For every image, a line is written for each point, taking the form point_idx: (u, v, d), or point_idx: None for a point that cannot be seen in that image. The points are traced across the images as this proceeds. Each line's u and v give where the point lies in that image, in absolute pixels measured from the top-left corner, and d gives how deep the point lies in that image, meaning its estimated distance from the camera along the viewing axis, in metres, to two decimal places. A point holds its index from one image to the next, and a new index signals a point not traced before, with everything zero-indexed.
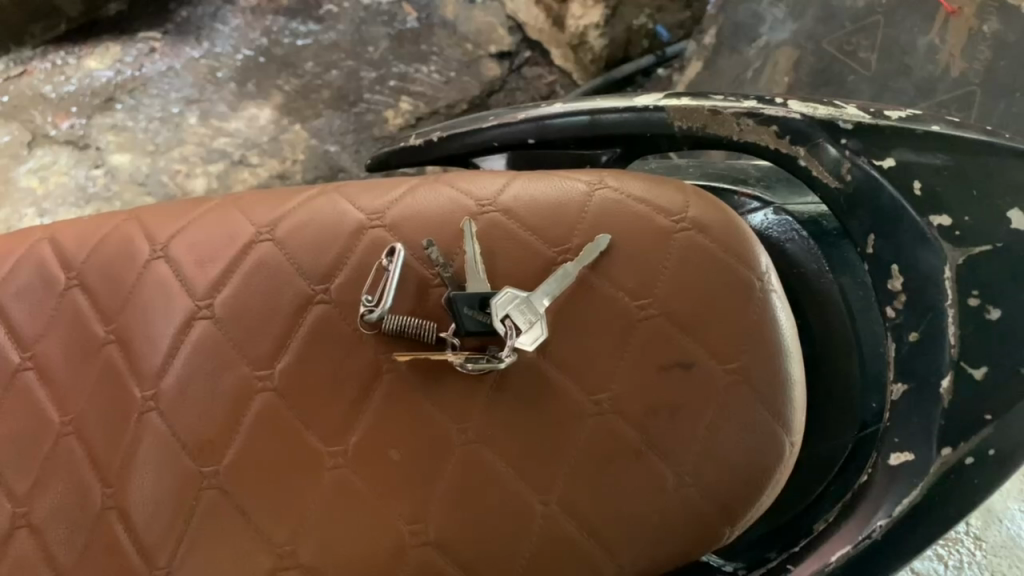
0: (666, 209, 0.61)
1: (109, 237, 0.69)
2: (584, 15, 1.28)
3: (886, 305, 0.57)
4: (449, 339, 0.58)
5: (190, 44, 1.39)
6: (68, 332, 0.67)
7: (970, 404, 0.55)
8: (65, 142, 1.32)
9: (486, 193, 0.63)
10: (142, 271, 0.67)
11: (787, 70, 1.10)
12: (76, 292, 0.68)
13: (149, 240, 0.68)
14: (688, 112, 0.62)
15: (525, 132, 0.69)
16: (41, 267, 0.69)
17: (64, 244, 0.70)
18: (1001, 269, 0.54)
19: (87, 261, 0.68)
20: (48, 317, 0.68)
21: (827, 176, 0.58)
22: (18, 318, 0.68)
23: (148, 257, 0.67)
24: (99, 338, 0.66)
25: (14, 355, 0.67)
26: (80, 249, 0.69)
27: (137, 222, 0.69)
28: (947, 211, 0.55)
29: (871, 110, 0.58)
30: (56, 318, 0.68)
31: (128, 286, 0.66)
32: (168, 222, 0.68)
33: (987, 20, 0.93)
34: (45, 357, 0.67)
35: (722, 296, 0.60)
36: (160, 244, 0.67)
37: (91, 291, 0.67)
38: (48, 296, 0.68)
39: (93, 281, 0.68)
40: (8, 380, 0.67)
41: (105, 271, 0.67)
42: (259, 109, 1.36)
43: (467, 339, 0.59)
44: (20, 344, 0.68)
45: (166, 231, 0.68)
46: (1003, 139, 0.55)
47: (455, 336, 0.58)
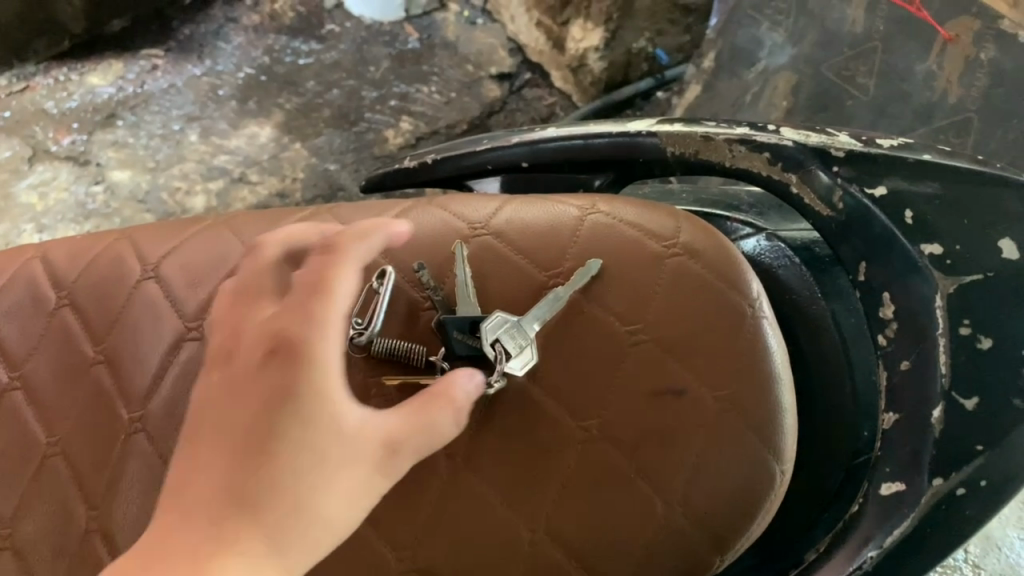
0: (658, 233, 0.62)
1: (101, 256, 0.69)
2: (584, 38, 1.30)
3: (877, 332, 0.58)
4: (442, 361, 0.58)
5: (192, 62, 1.45)
6: (56, 351, 0.67)
7: (962, 435, 0.55)
8: (65, 158, 1.37)
9: (479, 216, 0.64)
10: (132, 291, 0.67)
11: (784, 95, 1.13)
12: (66, 311, 0.67)
13: (140, 260, 0.68)
14: (680, 138, 0.62)
15: (519, 155, 0.69)
16: (33, 285, 0.69)
17: (56, 263, 0.70)
18: (993, 299, 0.53)
19: (77, 280, 0.68)
20: (37, 335, 0.67)
21: (819, 204, 0.58)
22: (11, 342, 0.67)
23: (139, 277, 0.67)
24: (88, 358, 0.66)
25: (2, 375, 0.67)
26: (72, 267, 0.69)
27: (129, 241, 0.69)
28: (938, 240, 0.54)
29: (863, 137, 0.57)
30: (45, 337, 0.67)
31: (118, 306, 0.66)
32: (160, 241, 0.68)
33: (984, 47, 0.90)
34: (33, 377, 0.66)
35: (713, 321, 0.60)
36: (150, 263, 0.67)
37: (81, 311, 0.67)
38: (38, 315, 0.68)
39: (84, 299, 0.67)
40: None
41: (96, 291, 0.67)
42: (260, 127, 1.41)
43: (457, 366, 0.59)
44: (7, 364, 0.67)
45: (158, 251, 0.68)
46: (992, 168, 0.53)
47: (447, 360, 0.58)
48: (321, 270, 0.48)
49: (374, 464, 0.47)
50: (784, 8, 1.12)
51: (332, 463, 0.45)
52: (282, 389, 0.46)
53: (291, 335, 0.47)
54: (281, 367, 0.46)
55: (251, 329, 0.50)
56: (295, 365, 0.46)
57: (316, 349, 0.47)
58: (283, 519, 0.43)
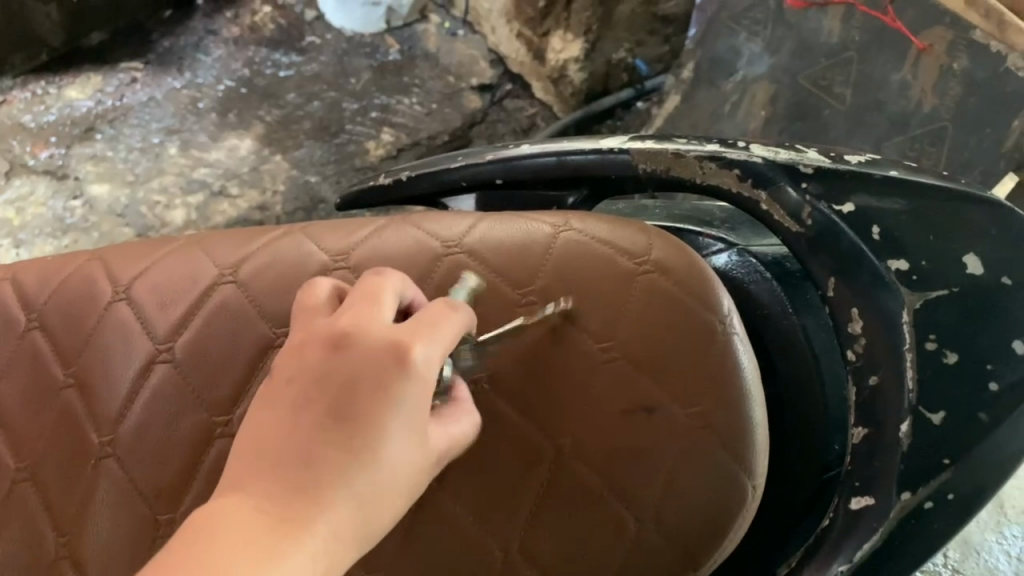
0: (630, 251, 0.63)
1: (70, 278, 0.68)
2: (564, 49, 1.31)
3: (846, 348, 0.57)
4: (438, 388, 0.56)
5: (172, 75, 1.49)
6: (25, 374, 0.66)
7: (931, 449, 0.55)
8: (43, 172, 1.39)
9: (452, 234, 0.64)
10: (103, 312, 0.66)
11: (764, 105, 1.14)
12: (36, 334, 0.66)
13: (111, 281, 0.67)
14: (652, 155, 0.63)
15: (493, 172, 0.69)
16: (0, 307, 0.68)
17: (25, 284, 0.69)
18: (956, 313, 0.54)
19: (49, 301, 0.67)
20: (5, 358, 0.66)
21: (788, 220, 0.58)
22: None
23: (110, 298, 0.67)
24: (58, 380, 0.65)
25: None
26: (42, 288, 0.68)
27: (101, 263, 0.69)
28: (904, 256, 0.55)
29: (831, 154, 0.58)
30: (13, 359, 0.66)
31: (89, 328, 0.66)
32: (131, 262, 0.68)
33: (958, 58, 0.93)
34: (1, 400, 0.65)
35: (683, 337, 0.60)
36: (122, 285, 0.67)
37: (51, 333, 0.66)
38: (7, 337, 0.67)
39: (55, 323, 0.66)
40: None
41: (67, 313, 0.67)
42: (240, 139, 1.43)
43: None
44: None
45: (130, 272, 0.68)
46: (958, 183, 0.54)
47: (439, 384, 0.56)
48: (436, 315, 0.48)
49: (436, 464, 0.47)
50: (761, 19, 1.13)
51: (411, 465, 0.45)
52: (379, 400, 0.44)
53: (399, 338, 0.45)
54: (384, 370, 0.44)
55: (352, 313, 0.48)
56: (395, 371, 0.44)
57: (423, 364, 0.45)
58: (353, 512, 0.43)
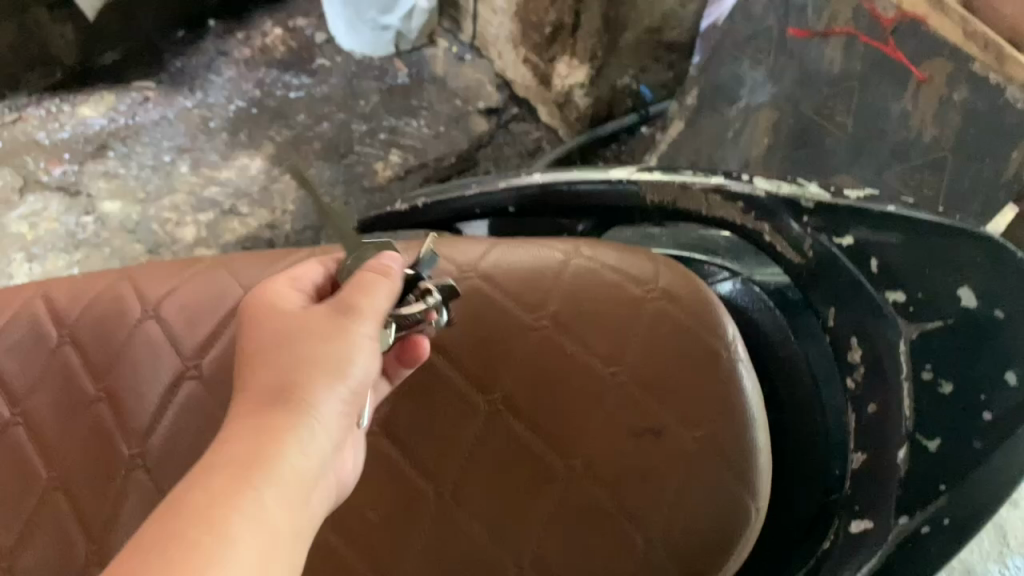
0: (638, 278, 0.65)
1: (101, 295, 0.69)
2: (570, 75, 1.34)
3: (847, 375, 0.60)
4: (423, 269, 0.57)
5: (184, 94, 1.53)
6: (57, 387, 0.66)
7: (926, 476, 0.58)
8: (56, 188, 1.41)
9: (468, 258, 0.65)
10: (132, 329, 0.67)
11: (766, 133, 1.18)
12: (69, 349, 0.67)
13: (140, 299, 0.69)
14: (659, 187, 0.65)
15: (505, 200, 0.72)
16: (34, 323, 0.68)
17: (57, 300, 0.69)
18: (951, 342, 0.56)
19: (80, 318, 0.68)
20: (38, 371, 0.67)
21: (790, 252, 0.60)
22: (9, 374, 0.67)
23: (139, 317, 0.68)
24: (89, 395, 0.66)
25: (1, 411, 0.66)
26: (73, 304, 0.69)
27: (129, 281, 0.70)
28: (902, 289, 0.56)
29: (832, 188, 0.59)
30: (46, 373, 0.67)
31: (118, 343, 0.67)
32: (160, 281, 0.69)
33: (957, 88, 0.94)
34: (35, 413, 0.66)
35: (689, 361, 0.62)
36: (150, 304, 0.68)
37: (83, 348, 0.67)
38: (39, 352, 0.67)
39: (88, 338, 0.67)
40: None
41: (98, 328, 0.67)
42: (250, 159, 1.46)
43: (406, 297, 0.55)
44: (5, 403, 0.66)
45: (158, 291, 0.69)
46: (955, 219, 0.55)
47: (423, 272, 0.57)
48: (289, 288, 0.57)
49: (371, 337, 0.50)
50: (765, 48, 1.15)
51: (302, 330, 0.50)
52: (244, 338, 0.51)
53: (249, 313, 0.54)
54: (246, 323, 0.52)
55: None
56: (255, 313, 0.52)
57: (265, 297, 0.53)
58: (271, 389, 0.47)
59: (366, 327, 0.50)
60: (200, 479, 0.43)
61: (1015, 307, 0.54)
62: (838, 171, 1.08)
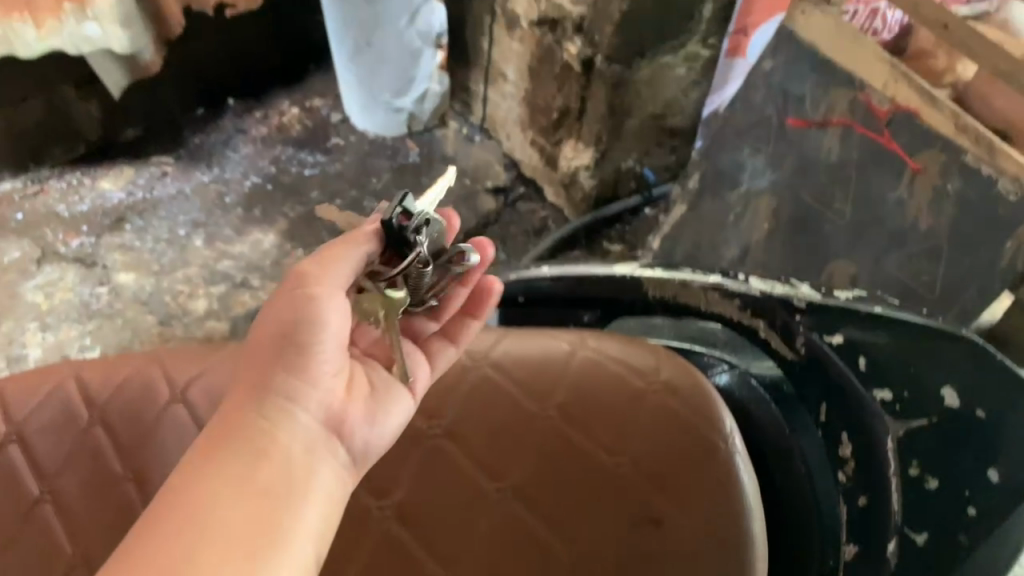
0: (641, 371, 0.68)
1: (131, 377, 0.71)
2: (576, 156, 1.40)
3: (838, 470, 0.66)
4: (399, 203, 0.54)
5: (202, 170, 1.59)
6: (86, 466, 0.67)
7: (915, 566, 0.66)
8: (73, 259, 1.45)
9: (479, 349, 0.69)
10: (160, 412, 0.69)
11: (767, 218, 1.21)
12: (99, 429, 0.68)
13: (168, 383, 0.71)
14: (662, 283, 0.70)
15: (518, 291, 0.76)
16: (66, 403, 0.70)
17: (88, 381, 0.71)
18: (933, 440, 0.62)
19: (111, 398, 0.70)
20: (67, 449, 0.68)
21: (784, 348, 0.66)
22: (39, 452, 0.68)
23: (167, 400, 0.70)
24: (117, 475, 0.67)
25: (30, 488, 0.66)
26: (104, 385, 0.70)
27: (158, 364, 0.72)
28: (888, 387, 0.62)
29: (822, 289, 0.64)
30: (76, 452, 0.68)
31: (147, 426, 0.69)
32: (188, 365, 0.72)
33: (950, 179, 0.98)
34: (63, 491, 0.66)
35: (689, 451, 0.65)
36: (179, 387, 0.70)
37: (113, 429, 0.68)
38: (69, 431, 0.68)
39: (118, 419, 0.69)
40: (21, 515, 0.65)
41: (128, 409, 0.69)
42: (263, 234, 1.51)
43: (387, 250, 0.57)
44: (33, 479, 0.66)
45: (186, 375, 0.71)
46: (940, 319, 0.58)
47: (397, 213, 0.54)
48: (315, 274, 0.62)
49: (333, 297, 0.55)
50: (764, 137, 1.19)
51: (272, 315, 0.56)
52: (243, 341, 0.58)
53: None
54: None
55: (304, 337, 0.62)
56: None
57: None
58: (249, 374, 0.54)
59: (324, 289, 0.55)
60: (193, 455, 0.50)
61: (994, 406, 0.59)
62: (838, 256, 1.12)
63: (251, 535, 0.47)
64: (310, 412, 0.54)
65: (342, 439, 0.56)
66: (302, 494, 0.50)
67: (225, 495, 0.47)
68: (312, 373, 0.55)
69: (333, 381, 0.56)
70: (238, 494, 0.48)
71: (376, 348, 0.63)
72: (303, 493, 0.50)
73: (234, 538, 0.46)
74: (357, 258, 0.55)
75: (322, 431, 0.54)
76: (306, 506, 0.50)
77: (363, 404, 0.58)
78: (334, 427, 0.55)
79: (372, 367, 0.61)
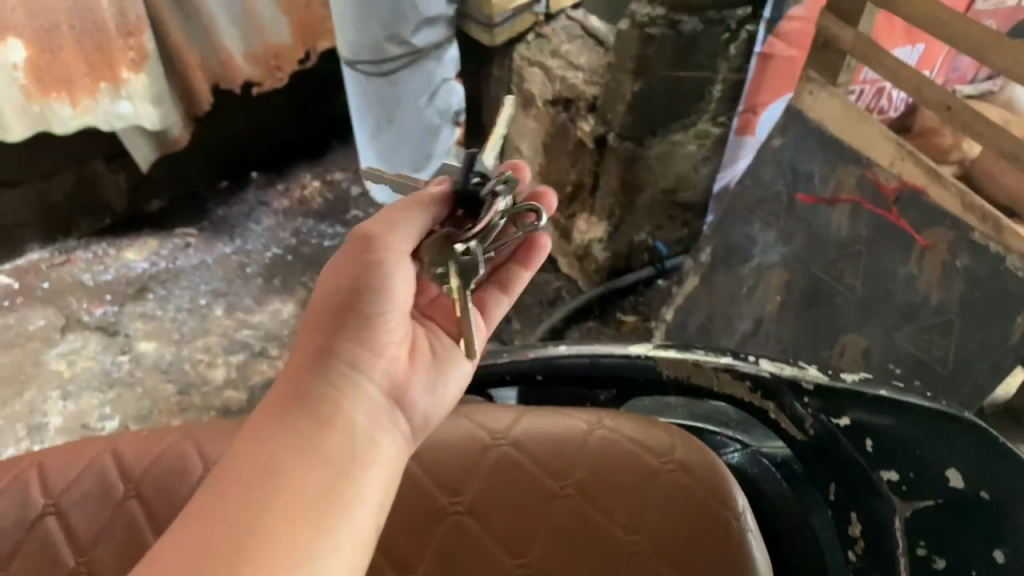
0: (655, 450, 0.70)
1: (166, 451, 0.72)
2: (589, 229, 1.44)
3: (848, 547, 0.68)
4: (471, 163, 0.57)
5: (224, 241, 1.65)
6: (120, 539, 0.66)
7: None
8: (96, 327, 1.48)
9: (499, 427, 0.71)
10: (194, 487, 0.69)
11: (779, 290, 1.22)
12: (133, 502, 0.69)
13: (202, 457, 0.72)
14: (674, 363, 0.72)
15: (534, 368, 0.78)
16: (103, 476, 0.70)
17: (125, 455, 0.72)
18: (939, 518, 0.64)
19: (146, 472, 0.70)
20: (103, 522, 0.67)
21: (794, 429, 0.67)
22: (74, 524, 0.67)
23: (201, 474, 0.70)
24: (149, 549, 0.66)
25: (64, 561, 0.65)
26: (139, 460, 0.71)
27: (192, 439, 0.73)
28: (895, 468, 0.64)
29: (829, 371, 0.66)
30: (110, 525, 0.67)
31: (181, 500, 0.69)
32: (222, 441, 0.73)
33: (958, 256, 1.00)
34: (96, 564, 0.65)
35: (704, 528, 0.66)
36: (212, 462, 0.71)
37: (147, 503, 0.68)
38: (104, 503, 0.69)
39: (152, 492, 0.69)
40: None
41: (163, 483, 0.70)
42: (283, 303, 1.55)
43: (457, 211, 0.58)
44: (69, 549, 0.66)
45: (219, 450, 0.72)
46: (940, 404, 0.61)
47: (472, 173, 0.57)
48: None
49: (398, 263, 0.54)
50: (775, 211, 1.23)
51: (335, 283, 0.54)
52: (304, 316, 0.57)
53: None
54: None
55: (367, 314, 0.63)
56: None
57: None
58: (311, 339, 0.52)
59: (391, 253, 0.54)
60: (261, 414, 0.48)
61: (996, 489, 0.61)
62: (847, 330, 1.13)
63: (321, 493, 0.44)
64: (374, 380, 0.52)
65: (405, 409, 0.54)
66: (371, 460, 0.48)
67: (300, 461, 0.45)
68: (379, 342, 0.53)
69: (397, 350, 0.55)
70: (308, 456, 0.46)
71: (435, 309, 0.61)
72: (370, 461, 0.48)
73: (307, 494, 0.44)
74: (419, 222, 0.56)
75: (385, 400, 0.52)
76: (374, 473, 0.48)
77: (425, 375, 0.56)
78: (397, 396, 0.53)
79: (435, 336, 0.59)
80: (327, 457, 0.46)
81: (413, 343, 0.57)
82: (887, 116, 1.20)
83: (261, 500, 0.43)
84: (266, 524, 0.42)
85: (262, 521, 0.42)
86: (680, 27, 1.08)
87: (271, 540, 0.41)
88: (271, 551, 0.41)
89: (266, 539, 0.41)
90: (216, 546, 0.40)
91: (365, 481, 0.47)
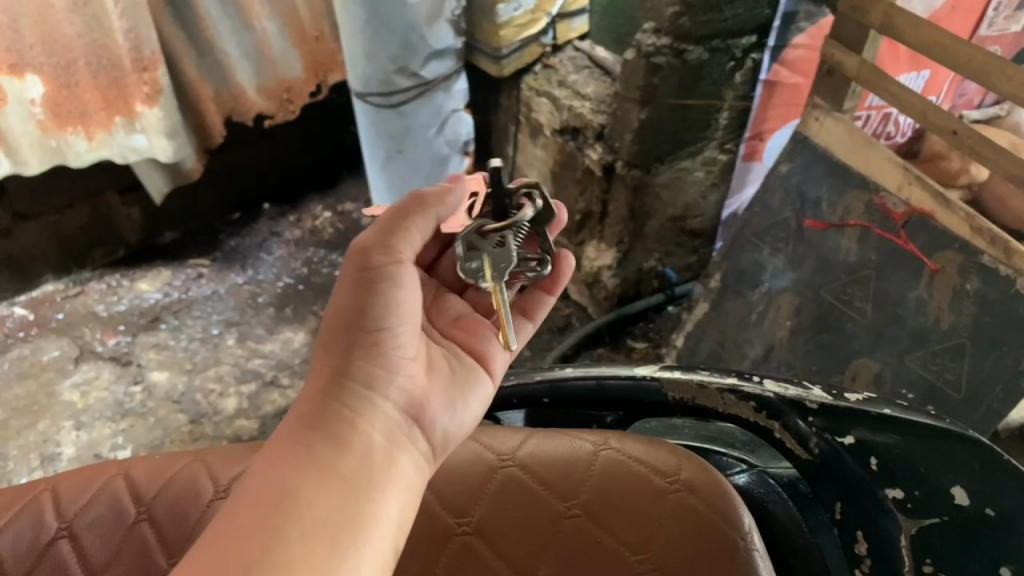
0: (662, 470, 0.70)
1: (179, 474, 0.73)
2: (598, 257, 1.44)
3: (854, 565, 0.69)
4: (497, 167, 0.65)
5: (235, 271, 1.67)
6: (132, 563, 0.66)
7: None
8: (109, 357, 1.50)
9: (505, 448, 0.72)
10: (206, 508, 0.70)
11: (788, 316, 1.22)
12: (145, 526, 0.69)
13: (213, 480, 0.73)
14: (680, 384, 0.73)
15: (541, 391, 0.80)
16: (114, 501, 0.71)
17: (139, 481, 0.73)
18: (948, 538, 0.63)
19: (159, 495, 0.71)
20: (115, 546, 0.68)
21: (799, 447, 0.68)
22: (87, 548, 0.68)
23: (212, 495, 0.71)
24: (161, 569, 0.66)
25: None
26: (152, 484, 0.72)
27: (203, 464, 0.74)
28: (900, 485, 0.63)
29: (833, 391, 0.66)
30: (122, 548, 0.68)
31: (193, 521, 0.69)
32: (231, 464, 0.74)
33: (969, 279, 1.01)
34: None
35: (712, 549, 0.65)
36: (223, 484, 0.72)
37: (159, 526, 0.69)
38: (116, 528, 0.69)
39: (165, 516, 0.69)
40: None
41: (175, 506, 0.70)
42: (294, 332, 1.56)
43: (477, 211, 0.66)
44: None
45: (229, 473, 0.73)
46: (943, 422, 0.61)
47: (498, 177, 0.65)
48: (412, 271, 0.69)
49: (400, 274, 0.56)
50: (784, 237, 1.24)
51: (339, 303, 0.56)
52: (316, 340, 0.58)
53: None
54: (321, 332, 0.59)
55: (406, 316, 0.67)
56: None
57: None
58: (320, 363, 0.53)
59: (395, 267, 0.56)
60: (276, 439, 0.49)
61: (1002, 507, 0.61)
62: (859, 355, 1.12)
63: (337, 508, 0.45)
64: (388, 398, 0.53)
65: (422, 429, 0.55)
66: (387, 473, 0.49)
67: (315, 477, 0.46)
68: (392, 360, 0.55)
69: (412, 368, 0.56)
70: (323, 475, 0.46)
71: (455, 327, 0.65)
72: (386, 478, 0.49)
73: (323, 512, 0.44)
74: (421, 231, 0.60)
75: (401, 419, 0.53)
76: (391, 491, 0.48)
77: (440, 395, 0.57)
78: (414, 415, 0.54)
79: (454, 356, 0.61)
80: (339, 474, 0.47)
81: (427, 362, 0.58)
82: (894, 141, 1.20)
83: (278, 518, 0.43)
84: (285, 539, 0.42)
85: (280, 533, 0.42)
86: (685, 56, 1.09)
87: (291, 557, 0.41)
88: (288, 563, 0.41)
89: (286, 553, 0.41)
90: (240, 558, 0.40)
91: (382, 499, 0.47)
